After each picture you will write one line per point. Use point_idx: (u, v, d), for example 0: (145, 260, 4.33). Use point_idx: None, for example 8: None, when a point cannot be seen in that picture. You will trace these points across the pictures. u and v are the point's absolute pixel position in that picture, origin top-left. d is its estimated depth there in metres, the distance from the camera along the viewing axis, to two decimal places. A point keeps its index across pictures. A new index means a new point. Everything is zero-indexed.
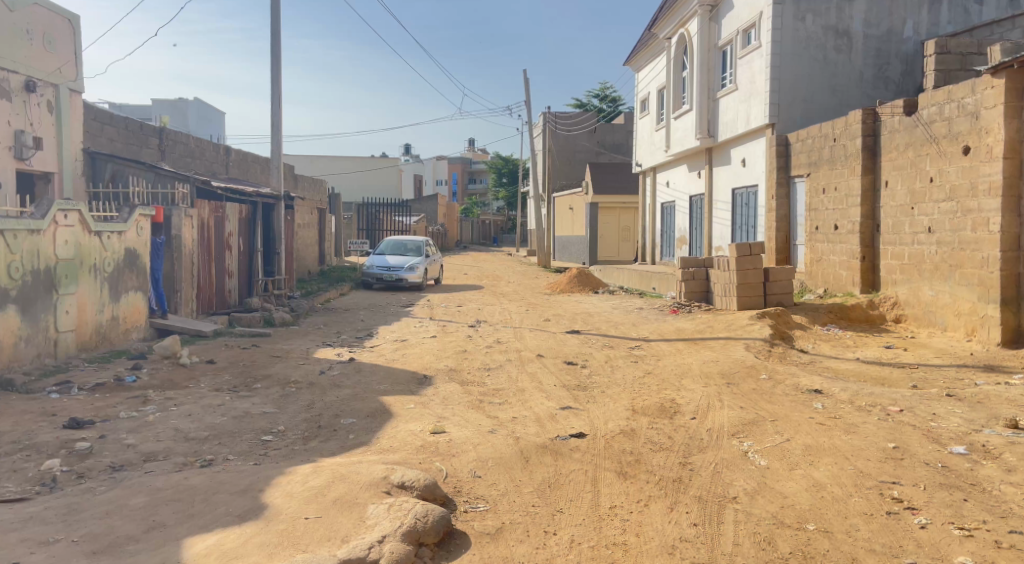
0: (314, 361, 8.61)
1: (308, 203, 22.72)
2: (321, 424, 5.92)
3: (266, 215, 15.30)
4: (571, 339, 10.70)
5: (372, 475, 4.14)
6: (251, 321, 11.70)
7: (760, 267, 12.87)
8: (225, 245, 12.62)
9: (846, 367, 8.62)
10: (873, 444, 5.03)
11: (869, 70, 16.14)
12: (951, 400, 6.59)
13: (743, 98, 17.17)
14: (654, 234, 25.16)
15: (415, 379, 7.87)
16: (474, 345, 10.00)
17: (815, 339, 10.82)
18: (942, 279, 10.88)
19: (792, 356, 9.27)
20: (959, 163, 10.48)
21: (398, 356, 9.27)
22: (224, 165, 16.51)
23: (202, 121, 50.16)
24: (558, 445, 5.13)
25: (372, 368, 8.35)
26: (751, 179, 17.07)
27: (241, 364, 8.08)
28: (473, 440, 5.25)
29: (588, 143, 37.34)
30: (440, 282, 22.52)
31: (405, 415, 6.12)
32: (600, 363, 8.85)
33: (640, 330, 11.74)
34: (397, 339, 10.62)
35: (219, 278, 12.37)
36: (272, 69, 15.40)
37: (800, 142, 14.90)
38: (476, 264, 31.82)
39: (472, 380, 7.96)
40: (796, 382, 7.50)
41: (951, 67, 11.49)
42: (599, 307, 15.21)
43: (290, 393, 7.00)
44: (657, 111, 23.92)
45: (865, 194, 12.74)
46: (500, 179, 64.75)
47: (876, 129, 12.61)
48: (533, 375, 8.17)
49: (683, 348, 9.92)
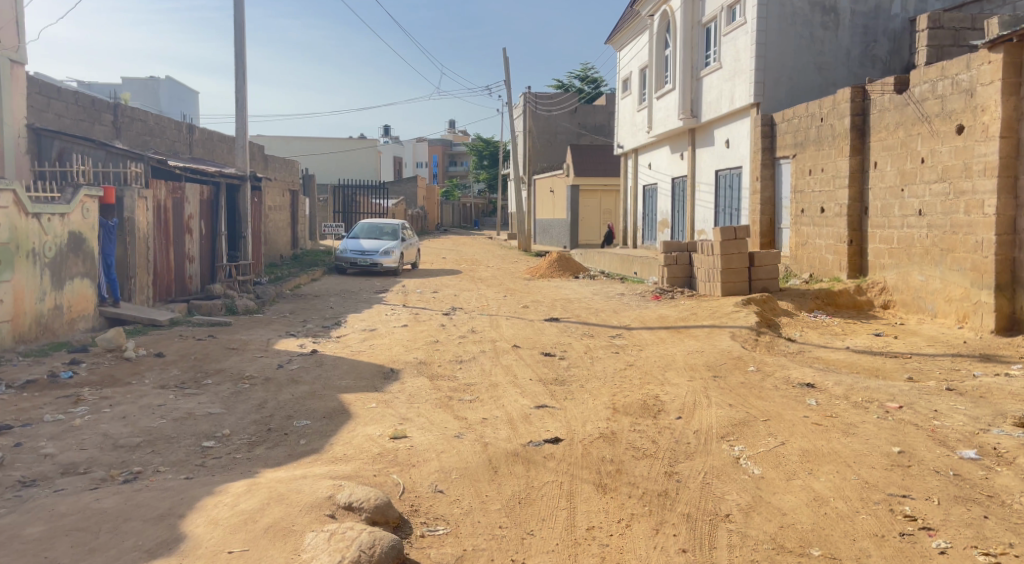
0: (273, 354, 8.03)
1: (279, 184, 21.98)
2: (271, 427, 5.38)
3: (232, 198, 14.61)
4: (549, 327, 10.20)
5: (316, 494, 3.61)
6: (211, 309, 11.08)
7: (745, 251, 12.42)
8: (185, 229, 11.96)
9: (836, 357, 8.21)
10: (876, 449, 4.59)
11: (856, 48, 15.70)
12: (951, 394, 6.17)
13: (727, 76, 16.67)
14: (636, 217, 24.69)
15: (381, 373, 7.34)
16: (447, 334, 9.47)
17: (801, 326, 10.41)
18: (932, 264, 10.50)
19: (779, 345, 8.86)
20: (952, 143, 10.07)
21: (366, 347, 8.72)
22: (187, 144, 15.77)
23: (174, 100, 48.86)
24: (531, 452, 4.63)
25: (335, 360, 7.80)
26: (735, 161, 16.61)
27: (192, 357, 7.49)
28: (436, 446, 4.73)
29: (569, 124, 36.71)
30: (418, 267, 21.92)
31: (364, 416, 5.59)
32: (580, 354, 8.37)
33: (621, 317, 11.27)
34: (366, 329, 10.05)
35: (178, 264, 11.72)
36: (236, 42, 14.65)
37: (786, 122, 14.44)
38: (455, 247, 31.24)
39: (442, 374, 7.45)
40: (787, 374, 7.06)
41: (944, 43, 11.05)
42: (579, 292, 14.72)
43: (242, 391, 6.44)
44: (639, 92, 23.36)
45: (854, 175, 12.31)
46: (481, 161, 64.06)
47: (865, 108, 12.18)
48: (508, 368, 7.66)
49: (667, 337, 9.47)
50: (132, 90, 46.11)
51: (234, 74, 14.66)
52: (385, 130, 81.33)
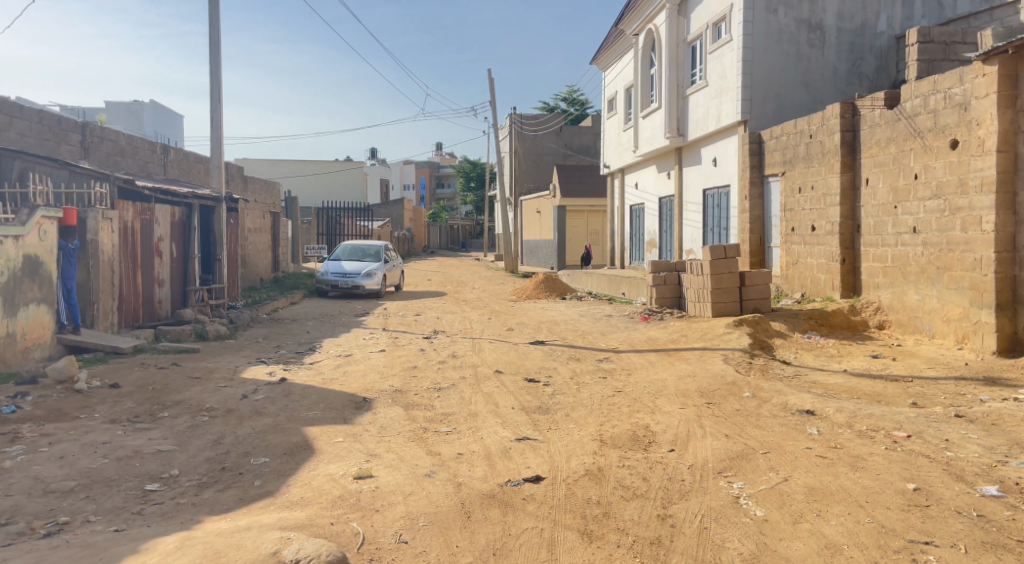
0: (239, 382, 7.54)
1: (260, 206, 21.52)
2: (225, 466, 4.89)
3: (207, 220, 14.15)
4: (533, 351, 9.76)
5: (259, 551, 3.16)
6: (180, 335, 10.57)
7: (735, 270, 12.07)
8: (154, 252, 11.49)
9: (834, 381, 7.81)
10: (889, 486, 4.18)
11: (842, 65, 15.53)
12: (961, 421, 5.78)
13: (713, 94, 16.46)
14: (623, 237, 24.40)
15: (353, 403, 6.86)
16: (426, 359, 9.01)
17: (796, 348, 10.03)
18: (928, 282, 10.18)
19: (773, 369, 8.47)
20: (946, 158, 9.79)
21: (339, 375, 8.24)
22: (162, 165, 15.32)
23: (157, 124, 48.48)
24: (509, 493, 4.18)
25: (305, 390, 7.32)
26: (722, 179, 16.35)
27: (150, 387, 6.99)
28: (404, 488, 4.27)
29: (556, 145, 36.55)
30: (401, 289, 21.46)
31: (330, 452, 5.12)
32: (566, 380, 7.93)
33: (609, 340, 10.85)
34: (341, 355, 9.57)
35: (146, 288, 11.22)
36: (211, 61, 14.28)
37: (775, 140, 14.18)
38: (441, 269, 30.81)
39: (419, 403, 6.98)
40: (784, 400, 6.65)
41: (935, 57, 10.81)
42: (565, 314, 14.31)
43: (200, 425, 5.95)
44: (624, 111, 23.17)
45: (845, 192, 12.01)
46: (468, 183, 63.85)
47: (855, 124, 11.91)
48: (489, 396, 7.21)
49: (657, 360, 9.05)
50: (117, 114, 45.77)
51: (210, 93, 14.27)
52: (371, 152, 81.15)
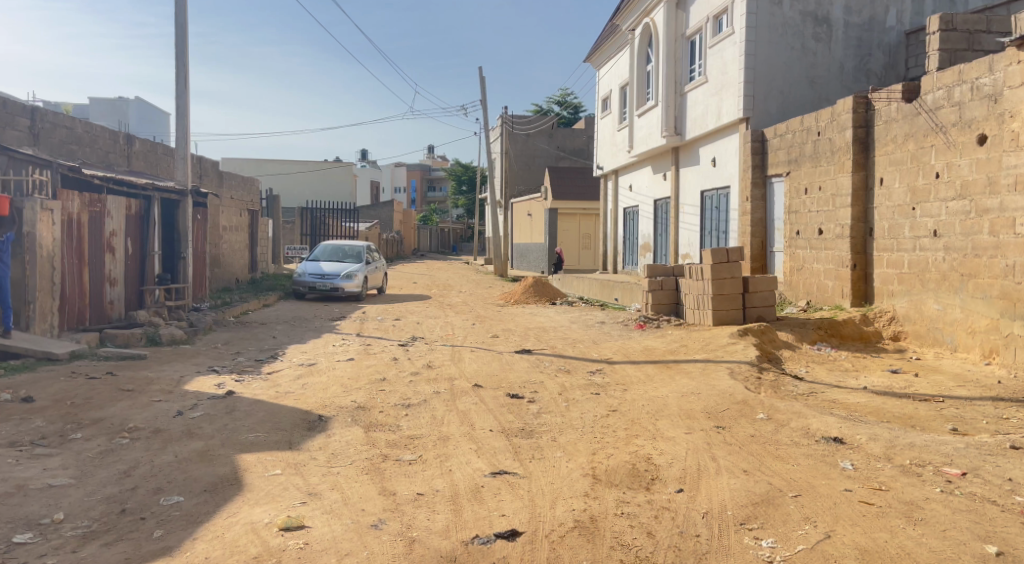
0: (178, 396, 6.56)
1: (237, 202, 20.50)
2: (126, 508, 3.95)
3: (171, 214, 13.19)
4: (518, 361, 8.83)
5: None
6: (129, 340, 9.58)
7: (738, 276, 11.19)
8: (105, 248, 10.52)
9: (856, 400, 6.91)
10: (963, 552, 3.28)
11: (849, 61, 14.70)
12: (1019, 454, 4.87)
13: (713, 91, 15.61)
14: (616, 241, 23.54)
15: (305, 423, 5.90)
16: (397, 370, 8.05)
17: (806, 361, 9.14)
18: (951, 291, 9.33)
19: (785, 386, 7.57)
20: (972, 155, 8.94)
21: (297, 388, 7.27)
22: (125, 157, 14.34)
23: (143, 121, 47.39)
24: (476, 556, 3.25)
25: (251, 406, 6.35)
26: (722, 180, 15.50)
27: (67, 403, 6.01)
28: (340, 546, 3.34)
29: (548, 146, 35.67)
30: (384, 291, 20.46)
31: (260, 490, 4.16)
32: (553, 396, 6.99)
33: (602, 349, 9.92)
34: (303, 364, 8.60)
35: (95, 287, 10.26)
36: (178, 45, 13.31)
37: (779, 137, 13.32)
38: (428, 272, 29.86)
39: (382, 424, 6.02)
40: (805, 424, 5.72)
41: (958, 47, 9.98)
42: (555, 320, 13.38)
43: (114, 450, 4.98)
44: (619, 111, 22.31)
45: (856, 193, 11.14)
46: (459, 186, 62.88)
47: (868, 120, 11.06)
48: (465, 415, 6.26)
49: (655, 374, 8.14)
50: (101, 110, 44.56)
51: (176, 78, 13.32)
52: (362, 152, 79.98)
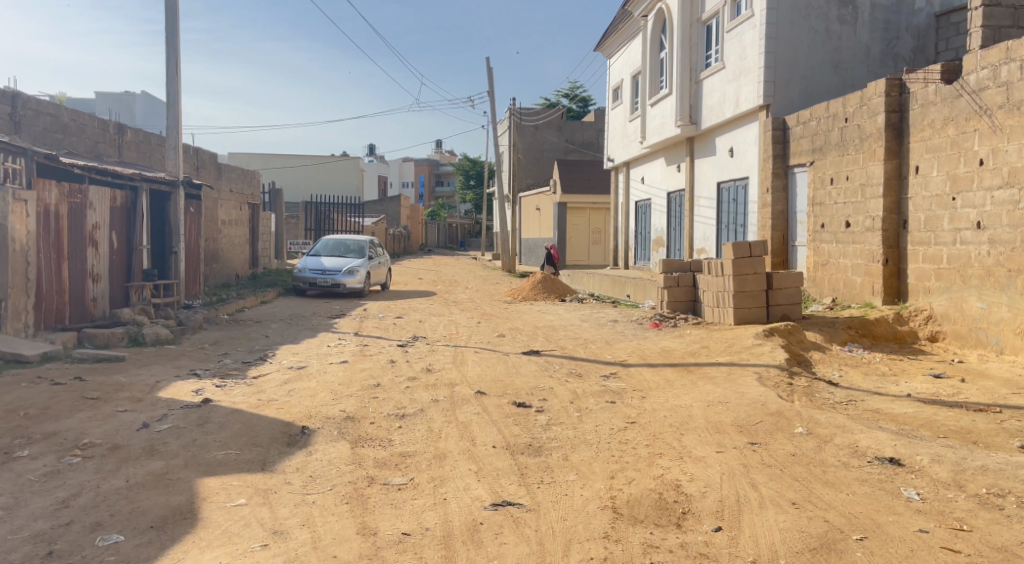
0: (147, 405, 5.90)
1: (237, 196, 19.86)
2: (53, 550, 3.30)
3: (161, 207, 12.60)
4: (525, 364, 8.15)
5: None
6: (109, 340, 8.95)
7: (762, 271, 10.45)
8: (87, 242, 9.91)
9: (902, 410, 6.19)
10: None
11: (876, 45, 13.89)
12: None
13: (731, 77, 14.84)
14: (628, 236, 22.84)
15: (284, 438, 5.24)
16: (393, 374, 7.39)
17: (839, 364, 8.41)
18: (997, 288, 8.59)
19: (820, 393, 6.87)
20: (1022, 140, 8.19)
21: (281, 394, 6.60)
22: (116, 147, 13.71)
23: (149, 116, 46.97)
24: None
25: (227, 416, 5.69)
26: (740, 171, 14.75)
27: (20, 414, 5.35)
28: None
29: (557, 140, 34.94)
30: (387, 287, 19.82)
31: (216, 527, 3.50)
32: (564, 405, 6.30)
33: (616, 350, 9.23)
34: (293, 367, 7.94)
35: (75, 283, 9.63)
36: (169, 29, 12.69)
37: (802, 125, 12.54)
38: (434, 268, 29.23)
39: (372, 438, 5.35)
40: (852, 441, 5.01)
41: (1002, 23, 9.22)
42: (565, 319, 12.69)
43: (59, 472, 4.31)
44: (631, 100, 21.54)
45: (889, 182, 10.38)
46: (467, 182, 62.14)
47: (902, 103, 10.29)
48: (465, 427, 5.57)
49: (675, 379, 7.44)
50: (108, 105, 44.16)
51: (167, 64, 12.69)
52: (369, 146, 79.38)
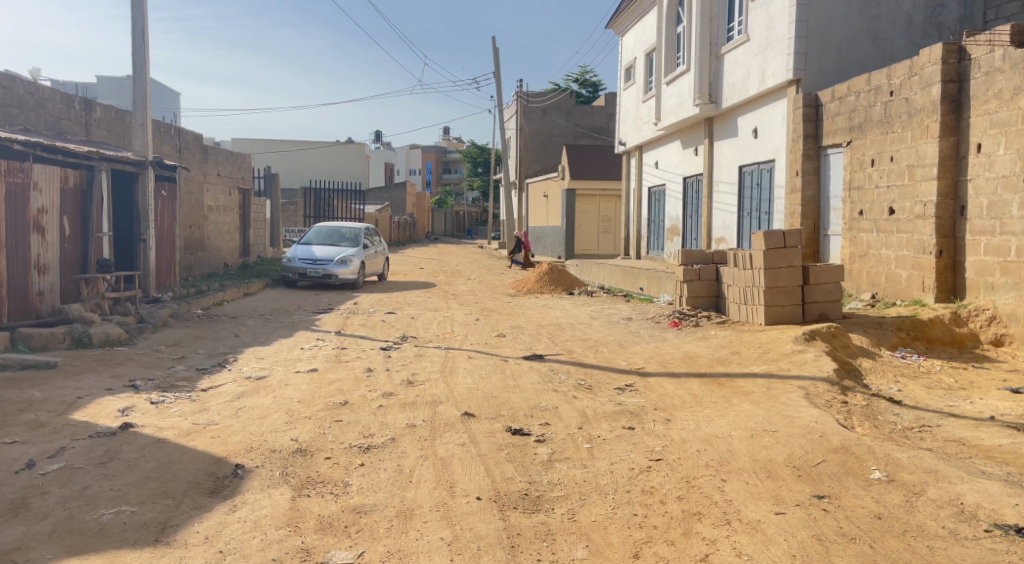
0: (47, 433, 4.69)
1: (227, 180, 18.67)
2: None
3: (128, 192, 11.43)
4: (526, 375, 6.91)
5: None
6: (48, 341, 7.83)
7: (797, 264, 9.17)
8: (31, 228, 8.72)
9: (996, 442, 4.91)
10: None
11: (918, 12, 12.52)
12: None
13: (756, 50, 13.49)
14: (639, 223, 21.54)
15: (207, 483, 4.03)
16: (365, 389, 6.18)
17: (894, 374, 7.15)
18: None
19: (885, 415, 5.61)
20: None
21: (224, 416, 5.39)
22: (83, 125, 12.50)
23: None
24: None
25: (144, 449, 4.49)
26: (765, 153, 13.42)
27: None
28: None
29: (566, 124, 33.55)
30: (384, 279, 18.60)
31: None
32: (572, 433, 5.07)
33: (631, 356, 7.98)
34: (252, 377, 6.72)
35: (16, 276, 8.45)
36: None
37: (837, 101, 11.18)
38: (439, 257, 28.01)
39: (322, 481, 4.13)
40: (952, 494, 3.78)
41: None
42: (573, 316, 11.44)
43: None
44: (644, 80, 20.17)
45: (944, 162, 9.05)
46: (475, 169, 60.74)
47: (961, 72, 8.97)
48: (444, 467, 4.36)
49: (706, 395, 6.19)
50: (110, 89, 43.00)
51: (134, 33, 11.43)
52: (375, 133, 78.05)
